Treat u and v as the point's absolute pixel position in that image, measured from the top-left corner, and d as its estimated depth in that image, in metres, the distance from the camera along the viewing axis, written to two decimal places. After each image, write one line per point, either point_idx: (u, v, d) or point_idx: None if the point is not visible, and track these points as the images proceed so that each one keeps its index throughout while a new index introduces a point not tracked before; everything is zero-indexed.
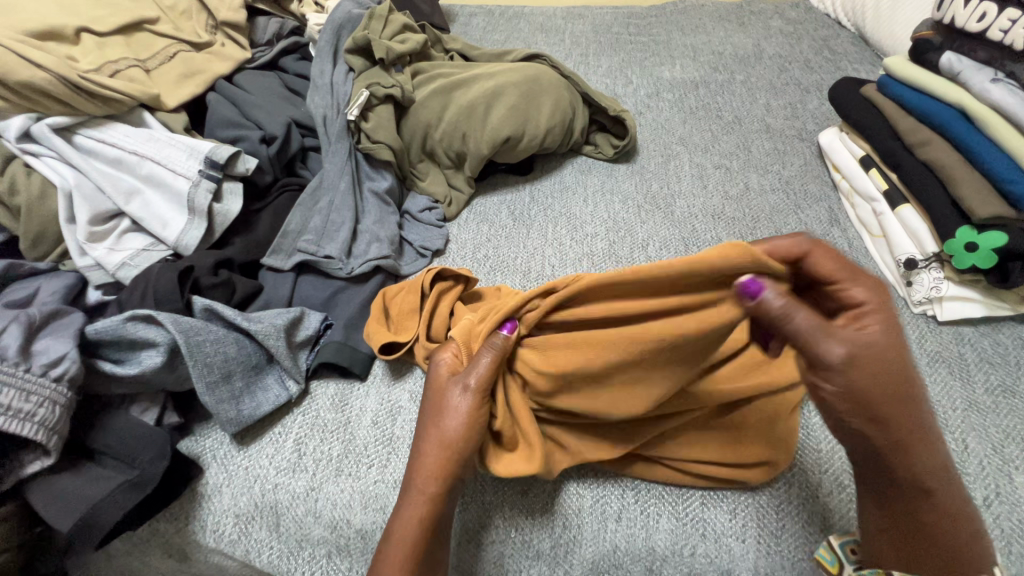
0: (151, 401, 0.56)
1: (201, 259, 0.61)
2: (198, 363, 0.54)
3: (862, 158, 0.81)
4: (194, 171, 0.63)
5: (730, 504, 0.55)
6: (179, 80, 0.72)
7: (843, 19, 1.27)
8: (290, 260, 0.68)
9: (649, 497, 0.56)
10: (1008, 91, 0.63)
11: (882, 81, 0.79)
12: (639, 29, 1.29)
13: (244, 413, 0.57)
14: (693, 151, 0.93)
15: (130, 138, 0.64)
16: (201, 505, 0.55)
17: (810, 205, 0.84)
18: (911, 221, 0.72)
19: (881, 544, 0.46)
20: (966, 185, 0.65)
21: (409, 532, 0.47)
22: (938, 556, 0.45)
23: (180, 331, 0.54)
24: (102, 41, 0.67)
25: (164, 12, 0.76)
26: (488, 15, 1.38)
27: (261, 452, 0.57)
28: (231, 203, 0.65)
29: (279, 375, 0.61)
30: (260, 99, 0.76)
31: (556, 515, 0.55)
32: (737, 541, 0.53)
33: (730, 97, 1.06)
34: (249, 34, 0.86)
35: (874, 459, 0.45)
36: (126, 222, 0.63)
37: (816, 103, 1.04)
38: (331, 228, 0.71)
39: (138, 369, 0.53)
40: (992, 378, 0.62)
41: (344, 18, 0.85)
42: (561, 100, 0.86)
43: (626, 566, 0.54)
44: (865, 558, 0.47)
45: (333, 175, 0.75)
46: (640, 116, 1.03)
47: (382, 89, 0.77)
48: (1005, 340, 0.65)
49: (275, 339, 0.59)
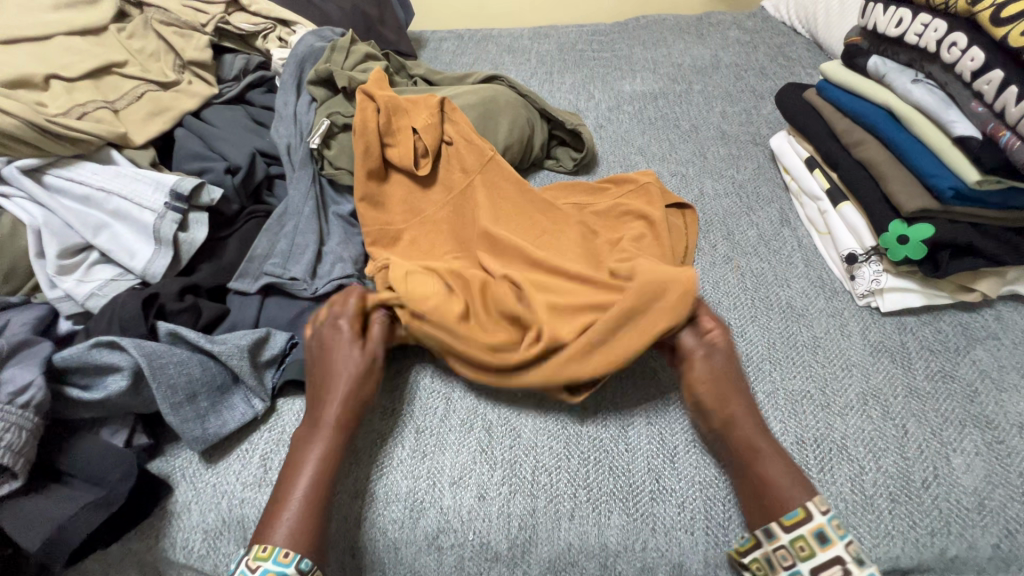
0: (121, 423, 0.59)
1: (168, 286, 0.64)
2: (162, 385, 0.57)
3: (807, 159, 0.85)
4: (159, 204, 0.67)
5: (679, 498, 0.57)
6: (147, 117, 0.76)
7: (798, 26, 1.32)
8: (256, 283, 0.71)
9: (601, 496, 0.57)
10: (927, 91, 0.66)
11: (822, 86, 0.83)
12: (602, 45, 1.34)
13: (210, 432, 0.59)
14: (650, 160, 0.97)
15: (98, 175, 0.67)
16: (172, 522, 0.58)
17: (762, 206, 0.86)
18: (852, 218, 0.75)
19: (750, 512, 0.53)
20: (895, 181, 0.69)
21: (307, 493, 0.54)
22: (772, 502, 0.52)
23: (144, 354, 0.56)
24: (71, 86, 0.71)
25: (133, 55, 0.80)
26: (458, 39, 1.43)
27: (228, 468, 0.60)
28: (197, 231, 0.69)
29: (245, 394, 0.63)
30: (226, 133, 0.80)
31: (512, 518, 0.57)
32: (687, 533, 0.55)
33: (687, 107, 1.10)
34: (216, 71, 0.89)
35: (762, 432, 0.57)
36: (95, 254, 0.66)
37: (769, 109, 1.08)
38: (296, 251, 0.74)
39: (103, 393, 0.55)
40: (931, 364, 0.64)
41: (306, 51, 0.89)
42: (518, 118, 0.91)
43: (581, 563, 0.56)
44: (750, 528, 0.53)
45: (297, 201, 0.78)
46: (601, 129, 1.07)
47: (342, 118, 0.82)
48: (945, 328, 0.68)
49: (238, 359, 0.61)
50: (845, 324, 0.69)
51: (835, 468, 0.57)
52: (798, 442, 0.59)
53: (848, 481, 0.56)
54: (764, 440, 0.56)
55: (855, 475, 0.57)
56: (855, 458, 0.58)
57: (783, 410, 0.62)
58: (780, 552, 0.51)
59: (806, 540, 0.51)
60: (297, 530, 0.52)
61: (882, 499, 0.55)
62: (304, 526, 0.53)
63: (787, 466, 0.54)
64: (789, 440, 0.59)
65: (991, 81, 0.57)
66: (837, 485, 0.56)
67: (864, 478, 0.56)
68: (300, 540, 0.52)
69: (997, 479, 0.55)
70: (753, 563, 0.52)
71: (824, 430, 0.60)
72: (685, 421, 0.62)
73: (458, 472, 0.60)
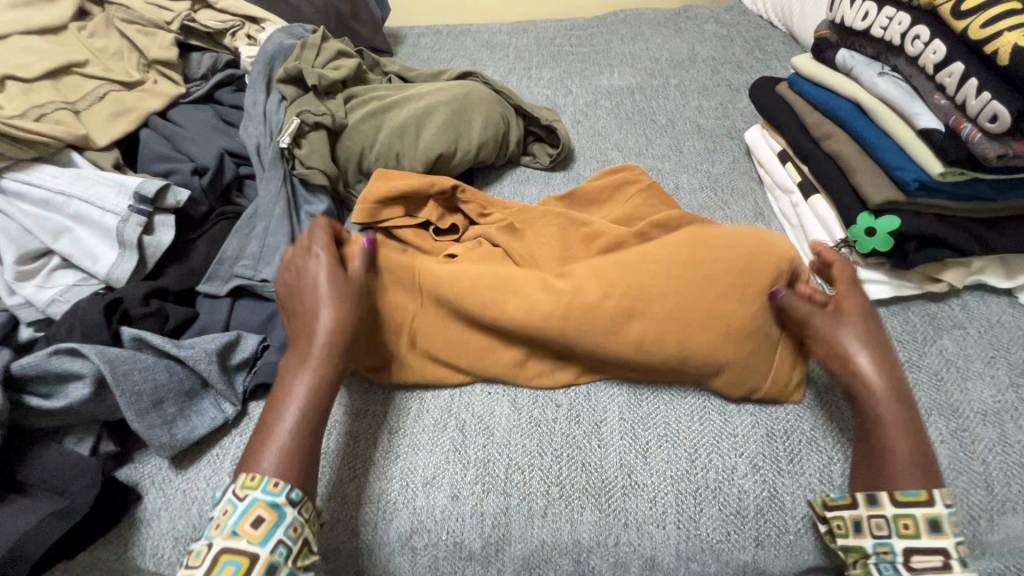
0: (86, 431, 0.58)
1: (133, 290, 0.63)
2: (125, 392, 0.55)
3: (779, 152, 0.85)
4: (123, 207, 0.65)
5: (650, 492, 0.57)
6: (110, 118, 0.74)
7: (774, 20, 1.33)
8: (225, 285, 0.70)
9: (573, 492, 0.57)
10: (893, 83, 0.66)
11: (793, 79, 0.84)
12: (580, 40, 1.33)
13: (178, 438, 0.58)
14: (627, 155, 0.97)
15: (58, 178, 0.66)
16: (140, 530, 0.57)
17: (736, 200, 0.87)
18: (822, 210, 0.76)
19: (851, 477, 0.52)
20: (863, 173, 0.69)
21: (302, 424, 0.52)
22: (891, 471, 0.49)
23: (106, 361, 0.55)
24: (29, 87, 0.69)
25: (95, 54, 0.79)
26: (435, 35, 1.42)
27: (198, 474, 0.59)
28: (163, 234, 0.67)
29: (215, 399, 0.62)
30: (193, 133, 0.79)
31: (484, 517, 0.57)
32: (658, 528, 0.55)
33: (664, 101, 1.10)
34: (184, 69, 0.88)
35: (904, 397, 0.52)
36: (57, 259, 0.65)
37: (745, 102, 1.08)
38: (266, 252, 0.73)
39: (65, 401, 0.54)
40: (900, 353, 0.65)
41: (275, 48, 0.88)
42: (493, 114, 0.90)
43: (554, 559, 0.56)
44: (913, 483, 0.48)
45: (268, 201, 0.77)
46: (578, 124, 1.06)
47: (313, 116, 0.80)
48: (914, 318, 0.68)
49: (207, 363, 0.60)
50: None
51: (804, 460, 0.58)
52: (768, 434, 0.60)
53: (816, 472, 0.57)
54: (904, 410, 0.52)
55: (822, 465, 0.57)
56: (823, 449, 0.58)
57: (753, 403, 0.62)
58: (876, 521, 0.49)
59: (916, 521, 0.47)
60: (288, 461, 0.49)
61: (849, 489, 0.56)
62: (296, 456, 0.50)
63: (914, 444, 0.50)
64: (759, 432, 0.60)
65: (952, 73, 0.58)
66: (805, 476, 0.57)
67: (832, 469, 0.57)
68: (290, 466, 0.49)
69: (961, 466, 0.56)
70: (835, 520, 0.51)
71: (793, 422, 0.60)
72: (658, 416, 0.62)
73: (431, 473, 0.59)
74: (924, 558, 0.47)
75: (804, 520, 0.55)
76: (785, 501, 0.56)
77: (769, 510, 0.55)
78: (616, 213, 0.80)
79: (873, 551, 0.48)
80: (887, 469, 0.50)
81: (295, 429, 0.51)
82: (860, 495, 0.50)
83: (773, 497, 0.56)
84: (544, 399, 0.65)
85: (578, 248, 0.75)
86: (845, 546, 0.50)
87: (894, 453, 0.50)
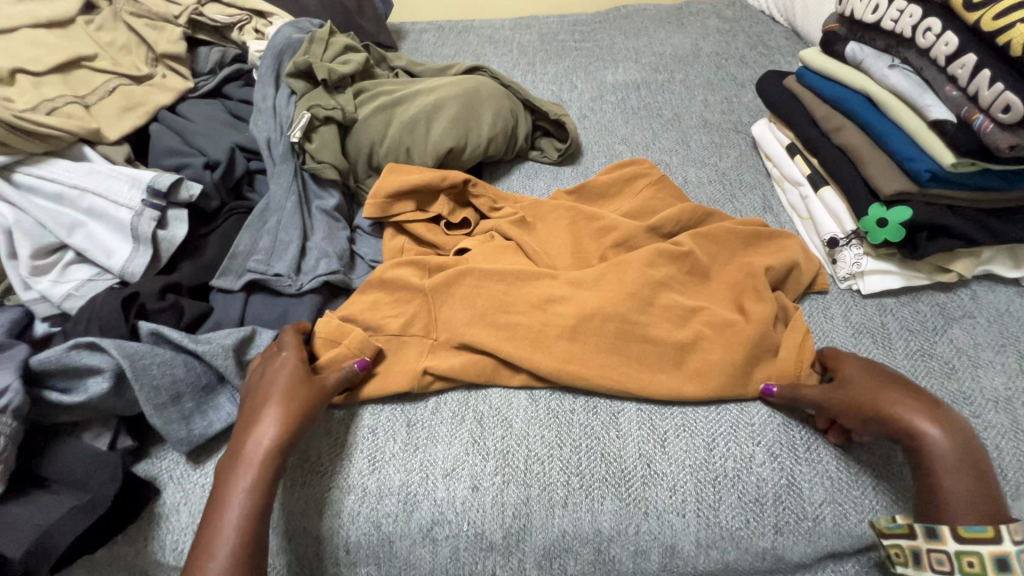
0: (103, 426, 0.57)
1: (148, 285, 0.63)
2: (145, 386, 0.55)
3: (788, 145, 0.86)
4: (137, 201, 0.65)
5: (670, 481, 0.57)
6: (120, 112, 0.73)
7: (776, 15, 1.34)
8: (239, 280, 0.70)
9: (594, 482, 0.58)
10: (903, 76, 0.67)
11: (801, 73, 0.84)
12: (584, 35, 1.34)
13: (196, 433, 0.58)
14: (635, 149, 0.97)
15: (71, 173, 0.65)
16: (160, 525, 0.57)
17: (745, 192, 0.87)
18: (832, 201, 0.77)
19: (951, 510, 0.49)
20: (874, 165, 0.70)
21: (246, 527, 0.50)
22: (953, 507, 0.49)
23: (125, 355, 0.55)
24: (39, 81, 0.69)
25: (103, 48, 0.78)
26: (438, 30, 1.41)
27: (217, 468, 0.59)
28: (176, 229, 0.67)
29: (231, 394, 0.62)
30: (203, 127, 0.78)
31: (505, 508, 0.57)
32: (678, 516, 0.56)
33: (669, 95, 1.10)
34: (191, 64, 0.87)
35: (961, 444, 0.51)
36: (70, 254, 0.65)
37: (750, 97, 1.09)
38: (279, 247, 0.73)
39: (84, 396, 0.54)
40: (911, 343, 0.66)
41: (284, 42, 0.87)
42: (502, 109, 0.90)
43: (575, 548, 0.56)
44: (965, 520, 0.48)
45: (279, 196, 0.77)
46: (584, 119, 1.07)
47: (322, 110, 0.80)
48: (923, 308, 0.69)
49: (223, 358, 0.60)
50: (828, 307, 0.71)
51: (820, 448, 0.58)
52: (785, 423, 0.60)
53: (833, 460, 0.58)
54: (958, 454, 0.50)
55: (839, 453, 0.58)
56: (840, 438, 0.59)
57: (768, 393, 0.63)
58: (936, 555, 0.48)
59: (982, 559, 0.46)
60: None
61: (866, 475, 0.57)
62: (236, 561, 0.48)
63: (970, 484, 0.49)
64: (776, 421, 0.60)
65: (965, 65, 0.58)
66: (823, 463, 0.57)
67: (849, 456, 0.58)
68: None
69: None
70: (893, 548, 0.51)
71: (809, 411, 0.61)
72: (675, 405, 0.62)
73: (451, 464, 0.60)
74: None
75: (822, 507, 0.56)
76: (803, 488, 0.56)
77: (787, 498, 0.56)
78: (626, 207, 0.81)
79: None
80: (952, 510, 0.49)
81: (236, 537, 0.49)
82: (919, 527, 0.49)
83: (792, 485, 0.56)
84: (561, 391, 0.65)
85: (593, 241, 0.75)
86: (904, 572, 0.51)
87: (957, 496, 0.49)
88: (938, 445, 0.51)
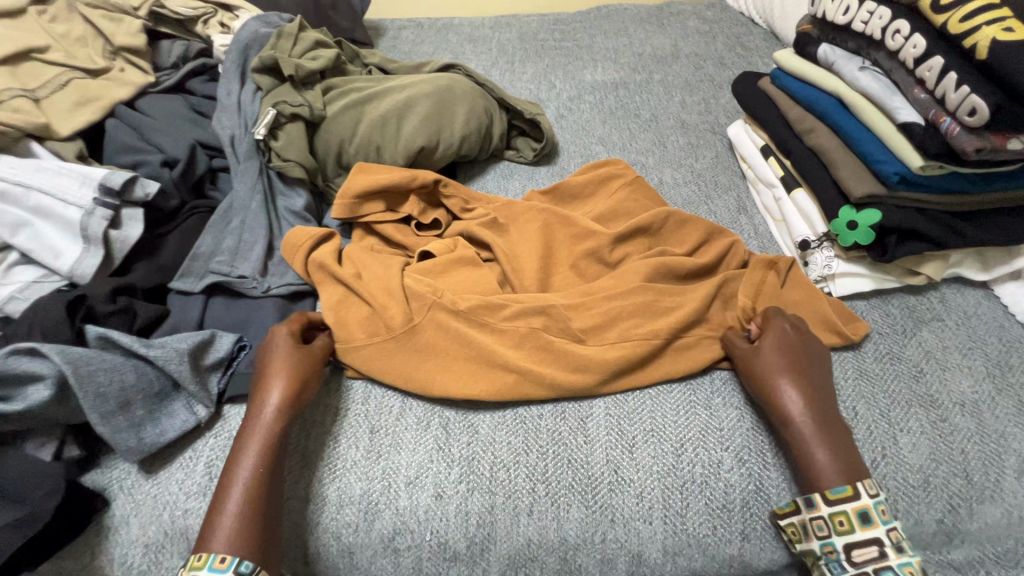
0: (47, 436, 0.55)
1: (98, 287, 0.60)
2: (89, 394, 0.53)
3: (762, 147, 0.86)
4: (87, 200, 0.62)
5: (637, 488, 0.56)
6: (73, 107, 0.70)
7: (756, 17, 1.34)
8: (200, 282, 0.67)
9: (560, 489, 0.56)
10: (873, 78, 0.67)
11: (775, 74, 0.84)
12: (564, 34, 1.33)
13: (146, 442, 0.55)
14: (612, 150, 0.97)
15: (17, 169, 0.63)
16: (109, 538, 0.55)
17: (720, 194, 0.87)
18: (804, 203, 0.77)
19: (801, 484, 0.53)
20: (845, 167, 0.70)
21: (249, 518, 0.50)
22: (821, 471, 0.51)
23: (68, 361, 0.52)
24: None
25: (57, 40, 0.75)
26: (417, 28, 1.39)
27: (170, 478, 0.57)
28: (130, 229, 0.65)
29: (187, 401, 0.60)
30: (164, 124, 0.76)
31: (470, 516, 0.56)
32: (645, 523, 0.55)
33: (647, 96, 1.09)
34: (154, 58, 0.84)
35: (825, 418, 0.54)
36: (16, 254, 0.62)
37: (728, 98, 1.09)
38: (243, 248, 0.71)
39: (23, 404, 0.51)
40: (881, 346, 0.65)
41: (250, 37, 0.85)
42: (476, 107, 0.89)
43: (541, 557, 0.55)
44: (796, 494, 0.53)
45: (243, 195, 0.75)
46: (562, 119, 1.06)
47: (289, 107, 0.78)
48: (893, 311, 0.69)
49: (177, 363, 0.57)
50: None
51: (789, 452, 0.58)
52: (754, 428, 0.59)
53: None
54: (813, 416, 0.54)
55: None
56: None
57: (739, 397, 0.62)
58: (815, 522, 0.50)
59: (849, 518, 0.49)
60: (238, 539, 0.49)
61: None
62: (250, 524, 0.50)
63: (841, 453, 0.52)
64: (746, 426, 0.60)
65: (932, 67, 0.58)
66: (791, 469, 0.57)
67: None
68: (243, 541, 0.49)
69: (941, 456, 0.56)
70: (789, 527, 0.52)
71: None
72: (646, 410, 0.62)
73: (414, 472, 0.58)
74: (863, 551, 0.48)
75: None
76: (770, 493, 0.56)
77: (754, 503, 0.55)
78: (600, 208, 0.80)
79: (820, 551, 0.50)
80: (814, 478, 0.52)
81: (243, 511, 0.50)
82: (799, 500, 0.51)
83: (759, 490, 0.56)
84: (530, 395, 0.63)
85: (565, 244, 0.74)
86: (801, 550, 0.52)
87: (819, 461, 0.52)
88: (797, 418, 0.54)
